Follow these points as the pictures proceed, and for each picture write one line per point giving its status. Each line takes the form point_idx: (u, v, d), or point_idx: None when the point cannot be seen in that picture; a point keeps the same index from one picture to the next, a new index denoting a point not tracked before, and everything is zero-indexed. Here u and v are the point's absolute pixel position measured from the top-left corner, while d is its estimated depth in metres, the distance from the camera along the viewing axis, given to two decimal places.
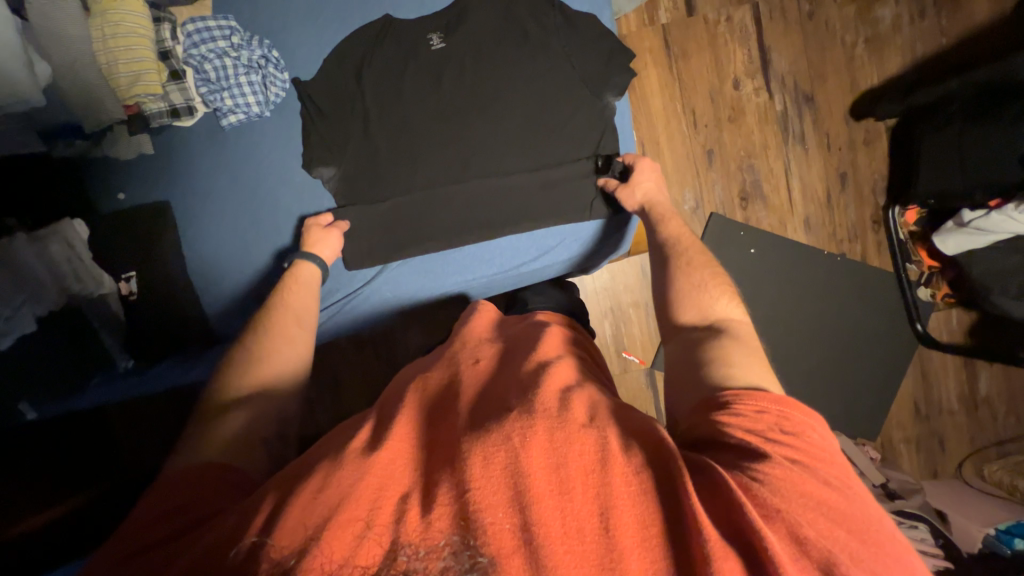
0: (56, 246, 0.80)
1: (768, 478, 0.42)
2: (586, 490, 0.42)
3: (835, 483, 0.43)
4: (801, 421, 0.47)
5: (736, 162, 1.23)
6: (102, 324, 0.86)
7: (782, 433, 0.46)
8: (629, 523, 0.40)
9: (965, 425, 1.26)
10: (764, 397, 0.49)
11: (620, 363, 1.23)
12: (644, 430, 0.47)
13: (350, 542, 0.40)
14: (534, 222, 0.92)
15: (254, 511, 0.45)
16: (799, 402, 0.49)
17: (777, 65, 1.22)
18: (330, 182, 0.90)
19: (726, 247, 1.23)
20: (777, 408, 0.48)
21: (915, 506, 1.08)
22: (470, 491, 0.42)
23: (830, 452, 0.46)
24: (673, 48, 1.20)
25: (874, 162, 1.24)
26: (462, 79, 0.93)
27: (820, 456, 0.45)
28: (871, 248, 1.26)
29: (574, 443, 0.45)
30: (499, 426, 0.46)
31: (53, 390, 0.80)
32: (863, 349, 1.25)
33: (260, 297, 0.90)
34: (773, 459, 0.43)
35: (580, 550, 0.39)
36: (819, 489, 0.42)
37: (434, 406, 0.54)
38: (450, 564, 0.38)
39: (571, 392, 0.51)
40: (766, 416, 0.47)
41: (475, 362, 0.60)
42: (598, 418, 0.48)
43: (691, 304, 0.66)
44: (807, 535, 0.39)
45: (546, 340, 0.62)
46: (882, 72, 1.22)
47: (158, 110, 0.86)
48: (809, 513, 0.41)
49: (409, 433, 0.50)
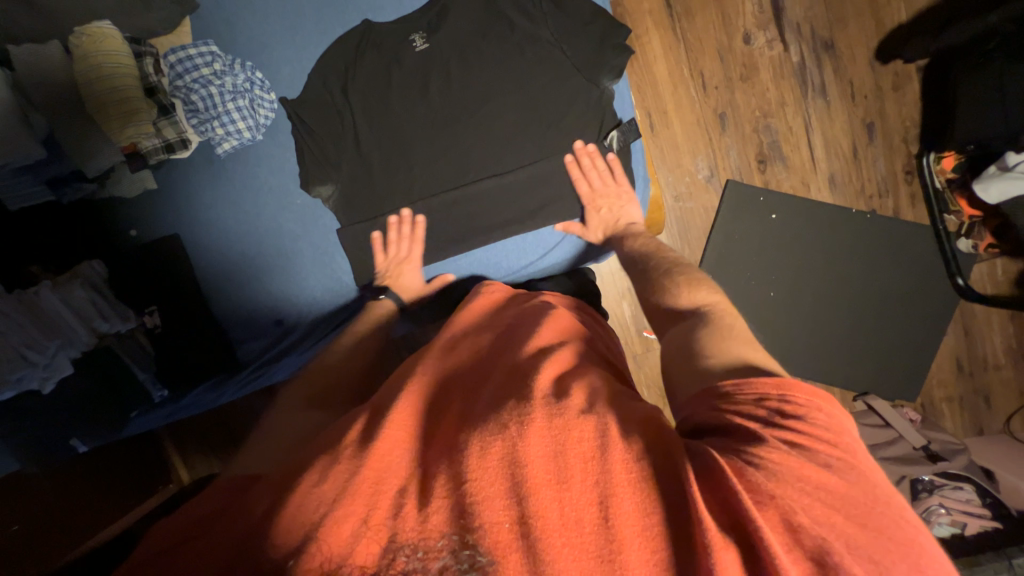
0: (81, 290, 0.82)
1: (762, 462, 0.39)
2: (585, 478, 0.41)
3: (836, 465, 0.40)
4: (806, 402, 0.43)
5: (751, 124, 1.16)
6: (135, 361, 0.89)
7: (782, 417, 0.42)
8: (629, 512, 0.40)
9: (1013, 381, 1.20)
10: (767, 381, 0.45)
11: (642, 343, 1.22)
12: (644, 421, 0.46)
13: (349, 537, 0.41)
14: (536, 219, 0.90)
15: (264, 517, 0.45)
16: (800, 380, 0.45)
17: (791, 13, 1.13)
18: (331, 200, 0.90)
19: (745, 220, 1.18)
20: (776, 393, 0.44)
21: (960, 468, 1.05)
22: (469, 483, 0.42)
23: (838, 431, 0.42)
24: (675, 7, 1.12)
25: (904, 109, 1.15)
26: (448, 78, 0.89)
27: (822, 436, 0.41)
28: (904, 202, 1.18)
29: (572, 430, 0.44)
30: (495, 418, 0.47)
31: (105, 429, 0.87)
32: (898, 308, 1.19)
33: (279, 318, 0.93)
34: (768, 443, 0.40)
35: (580, 541, 0.39)
36: (817, 472, 0.39)
37: (434, 402, 0.55)
38: (449, 564, 0.39)
39: (569, 381, 0.51)
40: (767, 402, 0.44)
41: (475, 353, 0.62)
42: (597, 405, 0.47)
43: (679, 293, 0.65)
44: (800, 521, 0.37)
45: (545, 327, 0.62)
46: (909, 9, 1.12)
47: (153, 147, 0.85)
48: (804, 499, 0.38)
49: (410, 426, 0.51)
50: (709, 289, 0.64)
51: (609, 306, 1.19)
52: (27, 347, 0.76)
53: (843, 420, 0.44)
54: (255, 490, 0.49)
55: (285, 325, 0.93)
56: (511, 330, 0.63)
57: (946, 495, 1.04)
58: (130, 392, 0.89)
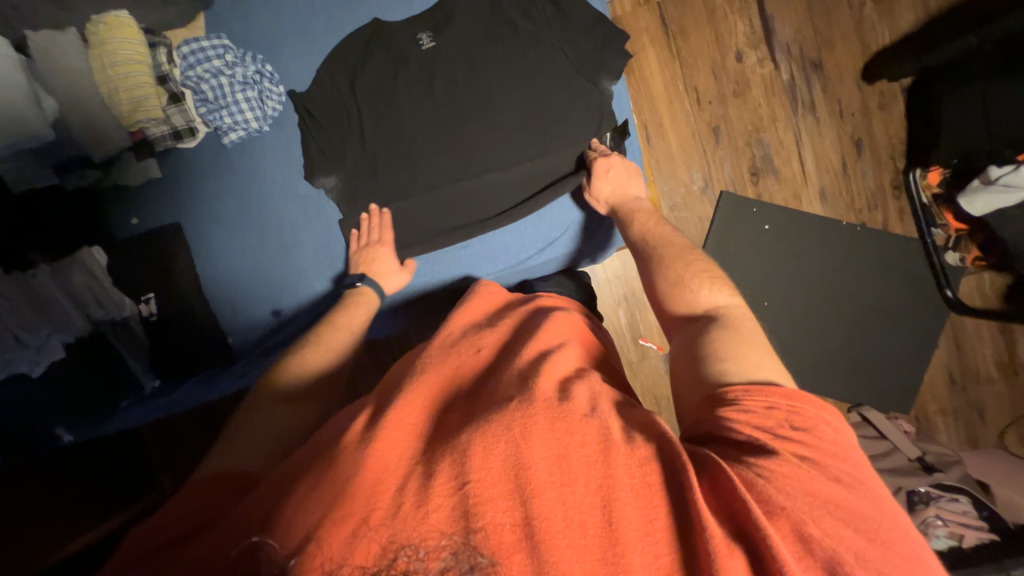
0: (78, 275, 0.84)
1: (772, 474, 0.40)
2: (588, 482, 0.42)
3: (846, 479, 0.41)
4: (813, 416, 0.45)
5: (744, 138, 1.20)
6: (128, 350, 0.89)
7: (791, 429, 0.43)
8: (632, 517, 0.40)
9: (1006, 394, 1.21)
10: (774, 392, 0.46)
11: (637, 350, 1.22)
12: (648, 426, 0.46)
13: (346, 539, 0.40)
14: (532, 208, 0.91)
15: (266, 506, 0.45)
16: (808, 395, 0.46)
17: (781, 34, 1.18)
18: (334, 191, 0.91)
19: (737, 231, 1.20)
20: (787, 404, 0.46)
21: (956, 479, 1.06)
22: (470, 483, 0.41)
23: (844, 446, 0.44)
24: (671, 26, 1.17)
25: (891, 126, 1.19)
26: (452, 81, 0.92)
27: (832, 450, 0.42)
28: (893, 215, 1.21)
29: (575, 434, 0.44)
30: (498, 417, 0.46)
31: (88, 419, 0.87)
32: (890, 320, 1.20)
33: (276, 308, 0.93)
34: (779, 456, 0.41)
35: (582, 543, 0.39)
36: (827, 485, 0.40)
37: (434, 400, 0.53)
38: (450, 564, 0.38)
39: (572, 382, 0.51)
40: (777, 412, 0.45)
41: (476, 352, 0.60)
42: (600, 409, 0.47)
43: (679, 298, 0.63)
44: (810, 533, 0.37)
45: (548, 330, 0.61)
46: (893, 30, 1.17)
47: (161, 134, 0.88)
48: (814, 512, 0.39)
49: (411, 425, 0.49)
50: (717, 286, 0.63)
51: (605, 313, 1.20)
52: (22, 330, 0.80)
53: (847, 433, 0.45)
54: (253, 491, 0.49)
55: (281, 316, 0.93)
56: (512, 332, 0.63)
57: (942, 506, 1.03)
58: (127, 380, 0.89)
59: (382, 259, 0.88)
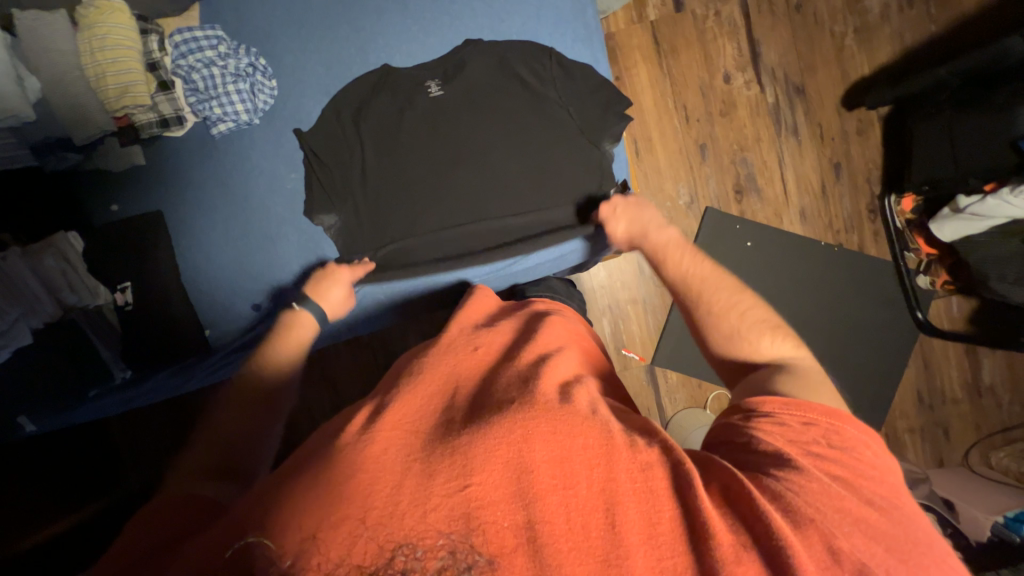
0: (50, 260, 0.82)
1: (799, 487, 0.42)
2: (591, 485, 0.42)
3: (879, 502, 0.43)
4: (853, 438, 0.47)
5: (729, 156, 1.23)
6: (98, 336, 0.88)
7: (826, 445, 0.46)
8: (636, 521, 0.40)
9: (970, 414, 1.25)
10: (817, 409, 0.48)
11: (620, 360, 1.23)
12: (646, 429, 0.48)
13: (346, 540, 0.39)
14: (512, 197, 0.94)
15: (257, 507, 0.42)
16: (851, 416, 0.49)
17: (767, 58, 1.22)
18: (332, 230, 0.91)
19: (721, 244, 1.23)
20: (826, 420, 0.48)
21: (922, 495, 1.11)
22: (472, 487, 0.41)
23: (881, 469, 0.46)
24: (662, 45, 1.20)
25: (868, 152, 1.24)
26: (447, 83, 0.94)
27: (865, 472, 0.45)
28: (868, 237, 1.25)
29: (578, 437, 0.45)
30: (501, 420, 0.45)
31: (52, 408, 0.84)
32: (863, 339, 1.24)
33: (256, 302, 0.92)
34: (807, 471, 0.43)
35: (586, 546, 0.39)
36: (858, 505, 0.42)
37: (425, 403, 0.50)
38: (447, 564, 0.38)
39: (571, 386, 0.51)
40: (814, 426, 0.47)
41: (473, 349, 0.58)
42: (600, 411, 0.48)
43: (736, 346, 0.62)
44: (840, 546, 0.39)
45: (546, 335, 0.60)
46: (872, 60, 1.22)
47: (147, 121, 0.87)
48: (845, 527, 0.40)
49: (407, 423, 0.47)
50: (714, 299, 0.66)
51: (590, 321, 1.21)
52: None
53: (887, 459, 0.47)
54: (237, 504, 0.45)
55: (261, 310, 0.92)
56: (502, 333, 0.62)
57: None
58: (95, 367, 0.87)
59: (337, 282, 0.83)
